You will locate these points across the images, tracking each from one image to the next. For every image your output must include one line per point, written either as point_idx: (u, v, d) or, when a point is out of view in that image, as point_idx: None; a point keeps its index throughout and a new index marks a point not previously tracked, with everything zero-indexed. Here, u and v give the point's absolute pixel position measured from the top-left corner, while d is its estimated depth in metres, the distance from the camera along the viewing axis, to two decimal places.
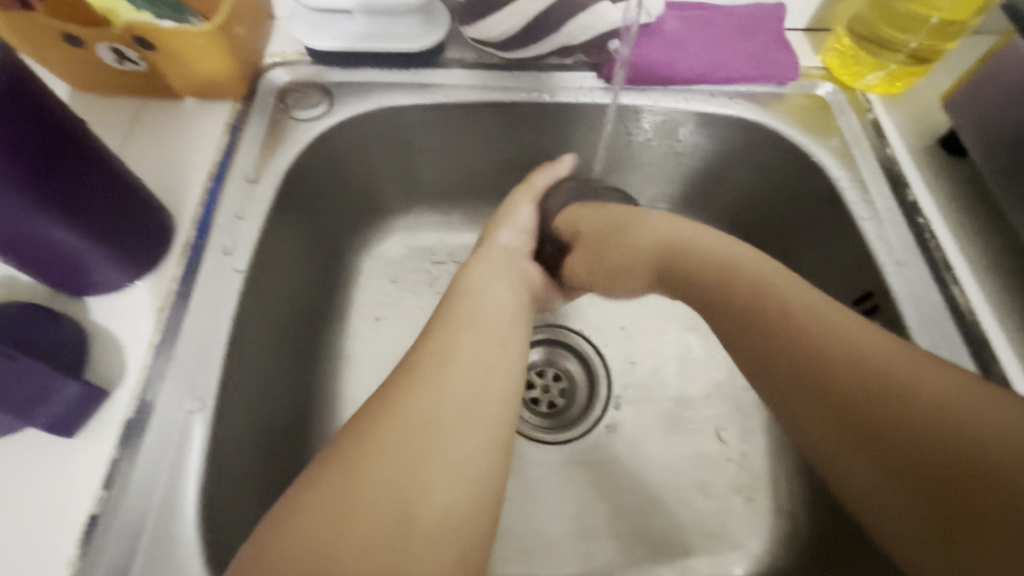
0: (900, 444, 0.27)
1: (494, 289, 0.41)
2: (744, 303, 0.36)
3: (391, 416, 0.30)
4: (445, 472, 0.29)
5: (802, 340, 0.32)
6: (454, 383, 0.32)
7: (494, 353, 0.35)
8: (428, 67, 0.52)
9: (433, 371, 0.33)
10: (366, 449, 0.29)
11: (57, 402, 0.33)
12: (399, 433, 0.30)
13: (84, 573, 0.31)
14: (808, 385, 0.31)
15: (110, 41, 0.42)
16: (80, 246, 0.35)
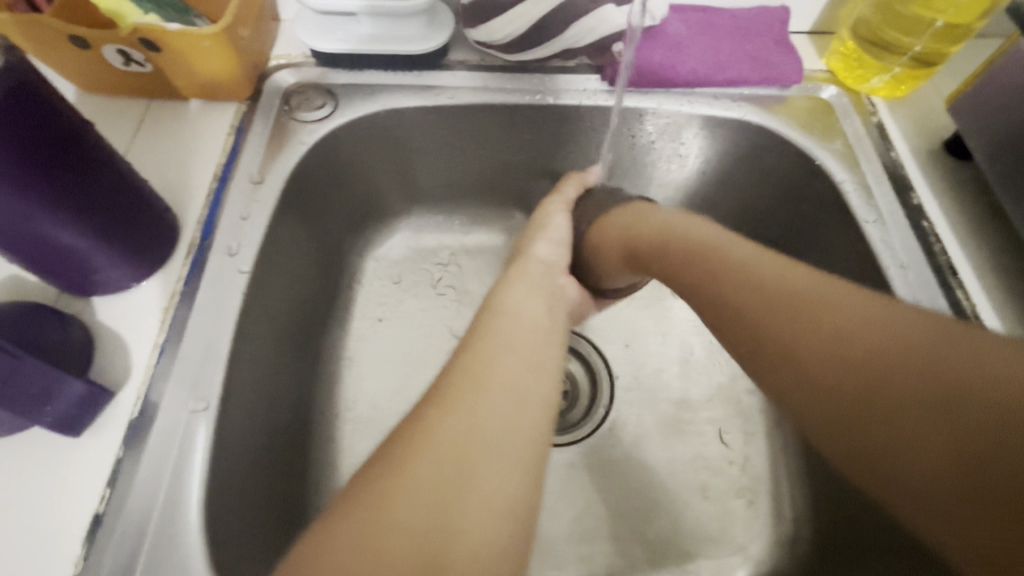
0: (905, 419, 0.25)
1: (523, 304, 0.37)
2: (746, 290, 0.32)
3: (426, 437, 0.28)
4: (480, 503, 0.26)
5: (821, 329, 0.29)
6: (490, 407, 0.30)
7: (530, 375, 0.33)
8: (433, 70, 0.52)
9: (469, 392, 0.30)
10: (388, 484, 0.26)
11: (63, 401, 0.33)
12: (425, 466, 0.27)
13: (88, 571, 0.31)
14: (826, 376, 0.28)
15: (117, 44, 0.42)
16: (83, 246, 0.35)
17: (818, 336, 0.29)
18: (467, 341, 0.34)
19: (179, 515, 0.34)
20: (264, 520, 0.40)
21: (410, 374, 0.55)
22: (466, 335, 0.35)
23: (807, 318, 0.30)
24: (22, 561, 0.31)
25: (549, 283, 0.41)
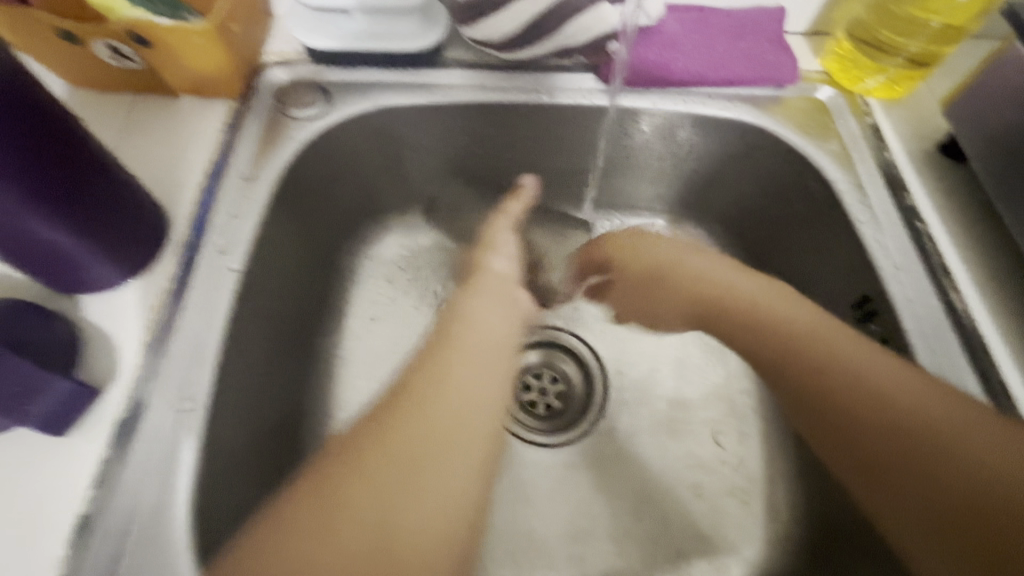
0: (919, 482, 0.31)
1: (484, 318, 0.35)
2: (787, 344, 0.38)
3: (372, 444, 0.27)
4: (422, 510, 0.25)
5: (836, 379, 0.35)
6: (440, 412, 0.29)
7: (488, 380, 0.31)
8: (428, 68, 0.51)
9: (418, 395, 0.29)
10: (335, 486, 0.26)
11: (48, 400, 0.32)
12: (371, 472, 0.26)
13: (73, 572, 0.31)
14: (855, 442, 0.33)
15: (107, 39, 0.41)
16: (70, 245, 0.34)
17: (874, 419, 0.33)
18: (426, 349, 0.32)
19: (167, 515, 0.33)
20: (255, 521, 0.39)
21: (403, 374, 0.54)
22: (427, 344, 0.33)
23: (863, 400, 0.34)
24: (6, 561, 0.31)
25: (507, 292, 0.39)
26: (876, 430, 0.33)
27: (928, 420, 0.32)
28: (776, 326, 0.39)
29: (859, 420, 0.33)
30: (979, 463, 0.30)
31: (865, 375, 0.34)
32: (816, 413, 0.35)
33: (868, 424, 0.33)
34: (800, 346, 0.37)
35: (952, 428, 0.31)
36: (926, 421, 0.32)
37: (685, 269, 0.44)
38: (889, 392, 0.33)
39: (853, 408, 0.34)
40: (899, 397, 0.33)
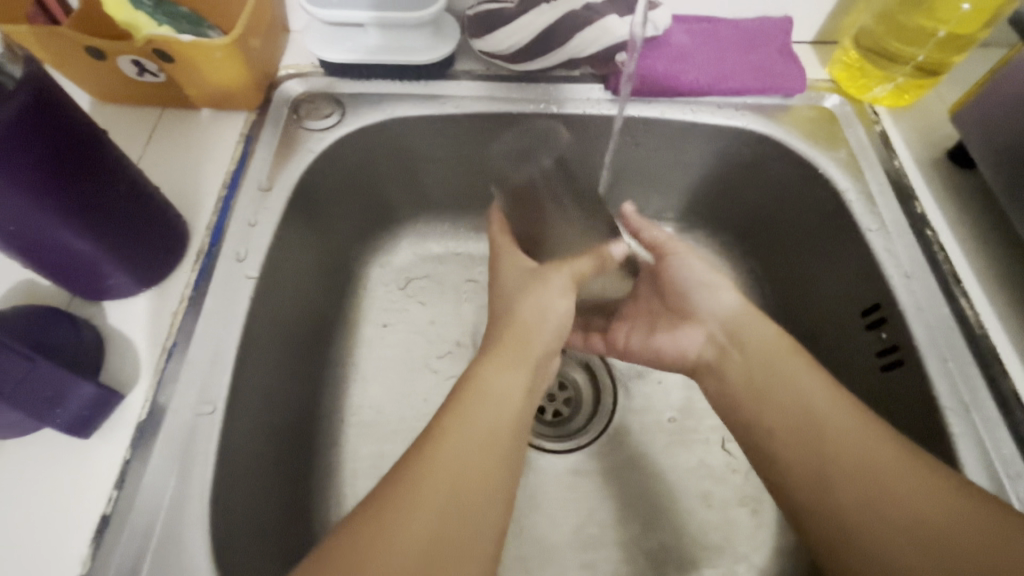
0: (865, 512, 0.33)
1: (509, 366, 0.40)
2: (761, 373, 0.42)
3: (417, 486, 0.31)
4: (460, 546, 0.30)
5: (798, 410, 0.39)
6: (472, 459, 0.34)
7: (507, 429, 0.36)
8: (439, 80, 0.53)
9: (456, 444, 0.34)
10: (385, 522, 0.30)
11: (72, 403, 0.34)
12: (418, 513, 0.30)
13: (97, 569, 0.32)
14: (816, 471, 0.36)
15: (132, 55, 0.43)
16: (93, 251, 0.35)
17: (837, 473, 0.35)
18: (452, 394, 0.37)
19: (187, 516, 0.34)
20: (270, 524, 0.40)
21: (413, 380, 0.55)
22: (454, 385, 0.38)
23: (826, 456, 0.36)
24: (30, 559, 0.32)
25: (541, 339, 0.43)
26: (837, 484, 0.35)
27: (882, 476, 0.34)
28: (748, 356, 0.43)
29: (822, 460, 0.36)
30: (920, 514, 0.32)
31: (828, 429, 0.37)
32: (782, 470, 0.38)
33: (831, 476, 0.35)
34: (777, 397, 0.40)
35: (903, 485, 0.33)
36: (883, 474, 0.34)
37: (692, 299, 0.47)
38: (850, 447, 0.36)
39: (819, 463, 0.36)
40: (854, 449, 0.36)
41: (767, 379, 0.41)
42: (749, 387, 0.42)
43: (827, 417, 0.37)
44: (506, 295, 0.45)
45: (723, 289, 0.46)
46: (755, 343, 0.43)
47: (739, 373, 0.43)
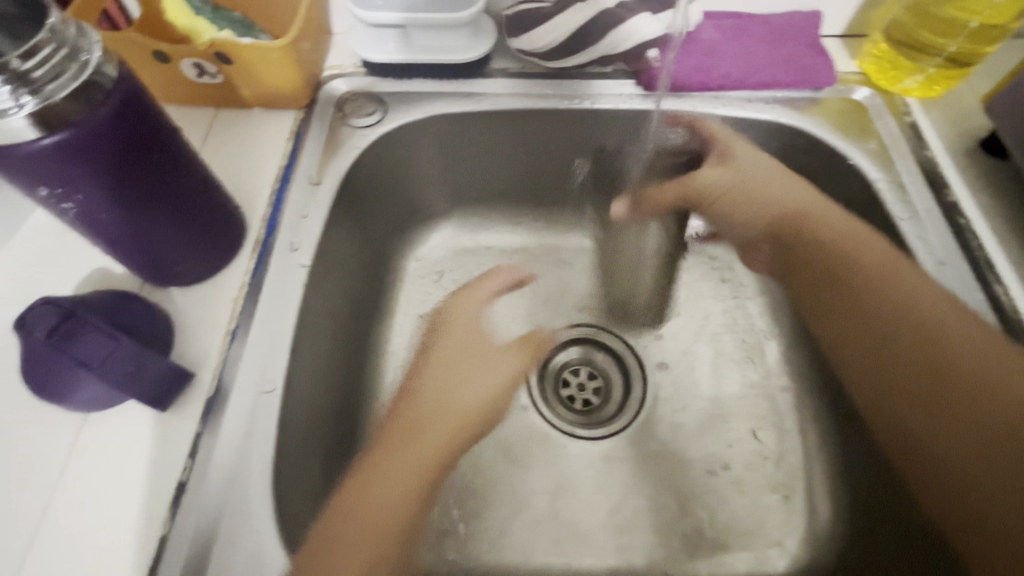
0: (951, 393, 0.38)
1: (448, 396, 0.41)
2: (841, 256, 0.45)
3: (333, 515, 0.35)
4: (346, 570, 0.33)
5: (884, 298, 0.42)
6: (377, 491, 0.36)
7: (411, 460, 0.38)
8: (475, 78, 0.55)
9: (370, 474, 0.37)
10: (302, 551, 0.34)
11: (150, 377, 0.36)
12: (325, 542, 0.34)
13: (177, 528, 0.35)
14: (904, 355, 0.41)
15: (194, 57, 0.46)
16: (165, 240, 0.38)
17: (906, 334, 0.41)
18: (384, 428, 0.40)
19: (255, 485, 0.37)
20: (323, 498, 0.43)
21: None
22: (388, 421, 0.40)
23: (899, 321, 0.41)
24: (121, 518, 0.35)
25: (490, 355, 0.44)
26: (906, 342, 0.41)
27: (960, 337, 0.39)
28: (832, 245, 0.45)
29: (915, 349, 0.40)
30: (981, 368, 0.37)
31: (909, 298, 0.41)
32: (862, 362, 0.44)
33: (900, 337, 0.41)
34: (858, 271, 0.44)
35: (975, 350, 0.38)
36: (953, 337, 0.39)
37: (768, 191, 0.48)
38: (922, 313, 0.40)
39: (892, 325, 0.41)
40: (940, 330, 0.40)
41: (850, 266, 0.44)
42: (827, 279, 0.45)
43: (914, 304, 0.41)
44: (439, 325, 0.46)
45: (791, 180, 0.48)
46: (828, 225, 0.45)
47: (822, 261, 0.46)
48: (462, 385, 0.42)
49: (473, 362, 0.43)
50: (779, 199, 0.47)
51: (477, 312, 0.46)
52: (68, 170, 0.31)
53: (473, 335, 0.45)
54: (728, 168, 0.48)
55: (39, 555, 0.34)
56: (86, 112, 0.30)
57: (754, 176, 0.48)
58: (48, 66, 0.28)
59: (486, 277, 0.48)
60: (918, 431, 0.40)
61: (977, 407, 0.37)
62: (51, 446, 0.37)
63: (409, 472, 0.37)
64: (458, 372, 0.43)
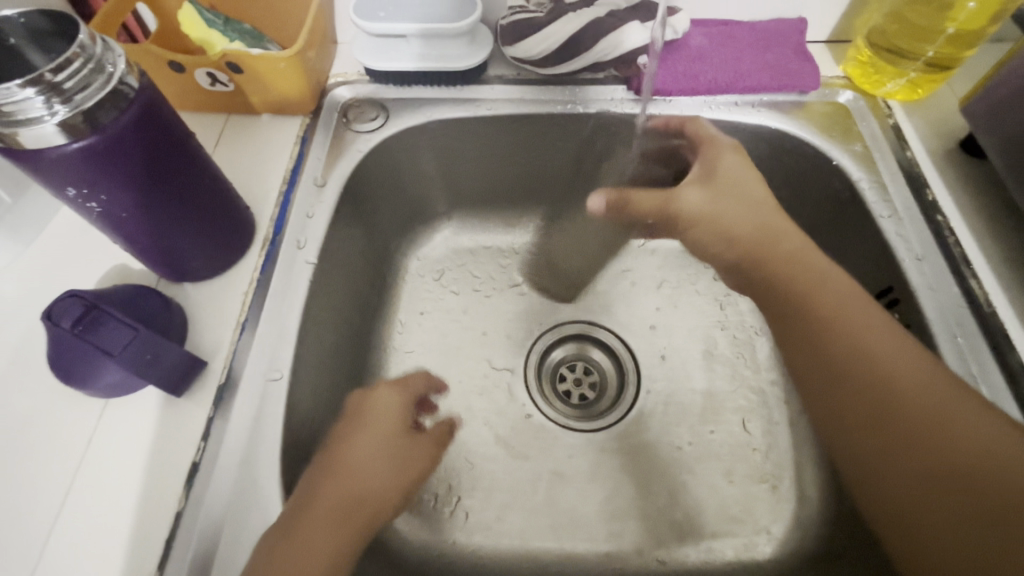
0: (900, 433, 0.37)
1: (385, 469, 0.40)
2: (802, 284, 0.44)
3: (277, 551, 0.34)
4: None
5: (843, 334, 0.41)
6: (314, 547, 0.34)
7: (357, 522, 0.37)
8: (473, 84, 0.57)
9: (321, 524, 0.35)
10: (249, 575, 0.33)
11: (167, 365, 0.39)
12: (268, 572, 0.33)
13: (193, 505, 0.38)
14: (854, 392, 0.39)
15: (207, 67, 0.49)
16: (181, 238, 0.41)
17: (858, 372, 0.39)
18: (328, 482, 0.37)
19: (264, 466, 0.40)
20: None
21: (451, 360, 0.60)
22: (331, 482, 0.37)
23: (854, 358, 0.40)
24: (139, 496, 0.38)
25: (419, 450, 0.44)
26: (858, 380, 0.39)
27: (918, 378, 0.37)
28: (795, 271, 0.44)
29: (865, 387, 0.39)
30: (936, 410, 0.36)
31: (867, 334, 0.40)
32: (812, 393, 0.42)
33: (853, 375, 0.39)
34: (817, 304, 0.42)
35: (930, 391, 0.37)
36: (910, 377, 0.38)
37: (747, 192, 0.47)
38: (880, 352, 0.39)
39: (848, 361, 0.40)
40: (897, 374, 0.38)
41: (809, 294, 0.43)
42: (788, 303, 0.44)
43: (869, 343, 0.40)
44: (367, 414, 0.42)
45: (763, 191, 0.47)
46: (789, 244, 0.45)
47: (783, 287, 0.44)
48: (370, 473, 0.39)
49: (386, 460, 0.41)
50: (749, 226, 0.46)
51: (398, 417, 0.43)
52: (93, 171, 0.33)
53: (392, 433, 0.42)
54: (709, 189, 0.48)
55: (63, 530, 0.37)
56: (110, 120, 0.33)
57: (732, 199, 0.47)
58: (77, 78, 0.31)
59: (403, 383, 0.46)
60: (870, 473, 0.38)
61: (932, 450, 0.35)
62: (75, 430, 0.40)
63: (311, 553, 0.34)
64: (370, 462, 0.40)
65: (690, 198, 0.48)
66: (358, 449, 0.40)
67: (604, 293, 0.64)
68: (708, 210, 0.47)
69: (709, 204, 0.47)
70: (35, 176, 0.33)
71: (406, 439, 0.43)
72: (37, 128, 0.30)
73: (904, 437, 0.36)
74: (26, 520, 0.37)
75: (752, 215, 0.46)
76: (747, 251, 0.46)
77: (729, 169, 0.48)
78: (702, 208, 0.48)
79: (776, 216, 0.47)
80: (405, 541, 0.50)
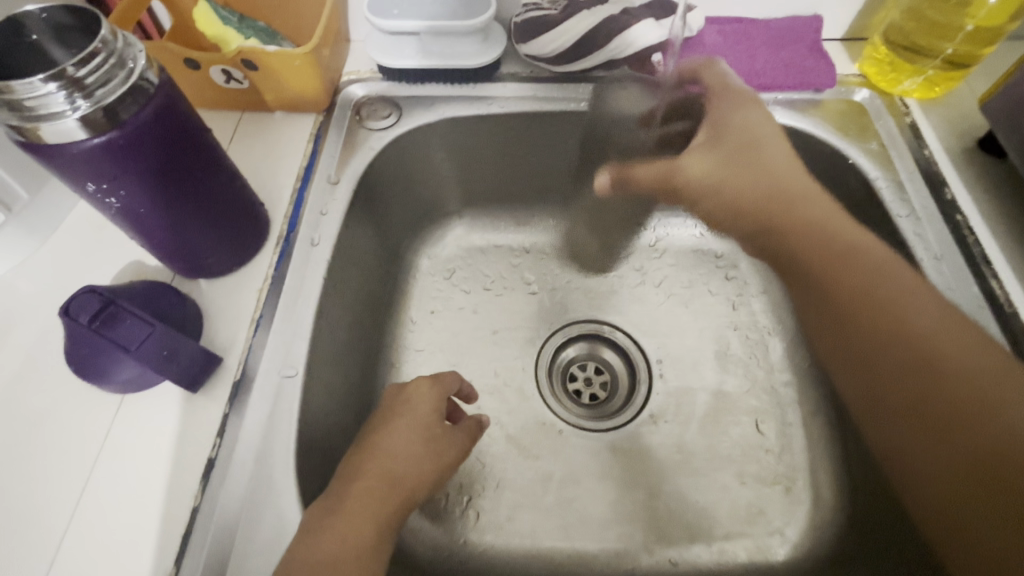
0: (938, 404, 0.36)
1: (420, 456, 0.42)
2: (836, 250, 0.43)
3: (327, 530, 0.36)
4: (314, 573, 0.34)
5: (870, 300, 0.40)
6: (361, 525, 0.36)
7: (397, 505, 0.39)
8: (486, 82, 0.57)
9: (366, 507, 0.37)
10: (302, 546, 0.35)
11: (183, 360, 0.39)
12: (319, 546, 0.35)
13: (209, 501, 0.38)
14: (907, 366, 0.38)
15: (221, 64, 0.49)
16: (196, 234, 0.41)
17: (897, 340, 0.39)
18: (371, 467, 0.39)
19: (279, 463, 0.40)
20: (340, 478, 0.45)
21: (462, 358, 0.59)
22: (375, 467, 0.40)
23: (886, 326, 0.39)
24: (156, 491, 0.38)
25: (448, 441, 0.44)
26: (894, 354, 0.39)
27: (958, 353, 0.37)
28: (824, 236, 0.43)
29: (917, 359, 0.38)
30: (975, 380, 0.35)
31: (905, 305, 0.39)
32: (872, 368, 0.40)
33: (883, 346, 0.39)
34: (844, 272, 0.42)
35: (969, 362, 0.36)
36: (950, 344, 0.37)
37: (755, 147, 0.46)
38: (917, 321, 0.39)
39: (881, 330, 0.39)
40: (943, 343, 0.37)
41: (850, 254, 0.42)
42: (829, 264, 0.43)
43: (907, 311, 0.39)
44: (406, 409, 0.43)
45: (772, 150, 0.46)
46: (805, 206, 0.45)
47: (817, 254, 0.43)
48: (408, 458, 0.41)
49: (421, 447, 0.42)
50: (754, 194, 0.46)
51: (435, 410, 0.44)
52: (113, 166, 0.34)
53: (430, 426, 0.44)
54: (717, 153, 0.46)
55: (80, 525, 0.37)
56: (131, 115, 0.33)
57: (745, 162, 0.46)
58: (99, 73, 0.31)
59: (440, 379, 0.46)
60: (895, 438, 0.39)
61: (970, 423, 0.35)
62: (92, 426, 0.40)
63: (352, 531, 0.36)
64: (409, 450, 0.41)
65: (696, 163, 0.46)
66: (399, 437, 0.42)
67: (616, 292, 0.64)
68: (716, 177, 0.46)
69: (717, 171, 0.46)
70: (55, 171, 0.33)
71: (441, 430, 0.44)
72: (59, 122, 0.30)
73: (938, 408, 0.36)
74: (43, 514, 0.37)
75: (767, 172, 0.46)
76: (769, 216, 0.45)
77: (745, 131, 0.46)
78: (709, 173, 0.46)
79: (798, 178, 0.46)
80: (416, 538, 0.50)
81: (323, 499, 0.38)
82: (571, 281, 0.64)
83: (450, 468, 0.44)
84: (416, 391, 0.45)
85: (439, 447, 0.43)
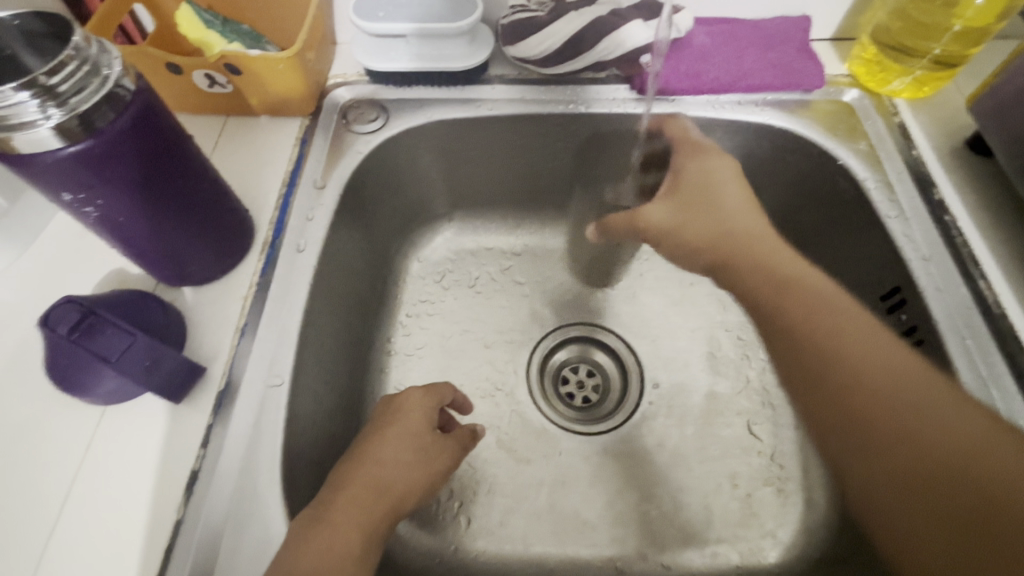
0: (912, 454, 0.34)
1: (407, 467, 0.41)
2: (762, 273, 0.44)
3: (311, 542, 0.35)
4: None
5: (820, 337, 0.39)
6: (348, 535, 0.36)
7: (383, 517, 0.38)
8: (474, 84, 0.56)
9: (352, 517, 0.37)
10: (286, 557, 0.34)
11: (165, 369, 0.38)
12: (304, 558, 0.34)
13: (193, 513, 0.37)
14: (867, 419, 0.36)
15: (204, 69, 0.48)
16: (178, 243, 0.40)
17: (838, 373, 0.38)
18: (356, 476, 0.39)
19: (265, 472, 0.39)
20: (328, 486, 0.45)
21: (453, 363, 0.59)
22: (362, 477, 0.39)
23: (830, 356, 0.39)
24: (139, 504, 0.37)
25: (438, 455, 0.44)
26: (844, 396, 0.37)
27: (904, 392, 0.36)
28: (768, 270, 0.44)
29: (882, 402, 0.36)
30: (930, 423, 0.34)
31: (846, 334, 0.39)
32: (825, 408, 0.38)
33: (829, 386, 0.38)
34: (795, 306, 0.42)
35: (921, 402, 0.35)
36: (887, 373, 0.37)
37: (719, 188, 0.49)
38: (858, 353, 0.38)
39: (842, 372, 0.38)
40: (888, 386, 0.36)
41: (783, 291, 0.43)
42: (779, 280, 0.43)
43: (873, 356, 0.38)
44: (395, 419, 0.43)
45: (725, 186, 0.49)
46: (758, 237, 0.46)
47: (761, 279, 0.44)
48: (396, 467, 0.41)
49: (410, 455, 0.42)
50: (721, 222, 0.48)
51: (426, 419, 0.44)
52: (90, 176, 0.33)
53: (422, 436, 0.43)
54: (671, 201, 0.49)
55: (62, 539, 0.37)
56: (107, 123, 0.32)
57: (704, 202, 0.48)
58: (73, 80, 0.30)
59: (433, 388, 0.46)
60: (850, 478, 0.37)
61: (941, 469, 0.33)
62: (73, 437, 0.40)
63: (337, 542, 0.35)
64: (397, 460, 0.41)
65: (654, 212, 0.50)
66: (389, 445, 0.41)
67: (607, 295, 0.63)
68: (669, 223, 0.49)
69: (672, 221, 0.49)
70: (30, 181, 0.33)
71: (432, 439, 0.44)
72: (32, 132, 0.30)
73: (915, 459, 0.34)
74: (22, 531, 0.37)
75: (720, 217, 0.48)
76: (715, 250, 0.47)
77: (707, 169, 0.49)
78: (662, 223, 0.49)
79: (752, 220, 0.48)
80: (405, 544, 0.49)
81: (309, 509, 0.37)
82: (562, 284, 0.64)
83: (439, 476, 0.43)
84: (405, 402, 0.44)
85: (430, 461, 0.43)
